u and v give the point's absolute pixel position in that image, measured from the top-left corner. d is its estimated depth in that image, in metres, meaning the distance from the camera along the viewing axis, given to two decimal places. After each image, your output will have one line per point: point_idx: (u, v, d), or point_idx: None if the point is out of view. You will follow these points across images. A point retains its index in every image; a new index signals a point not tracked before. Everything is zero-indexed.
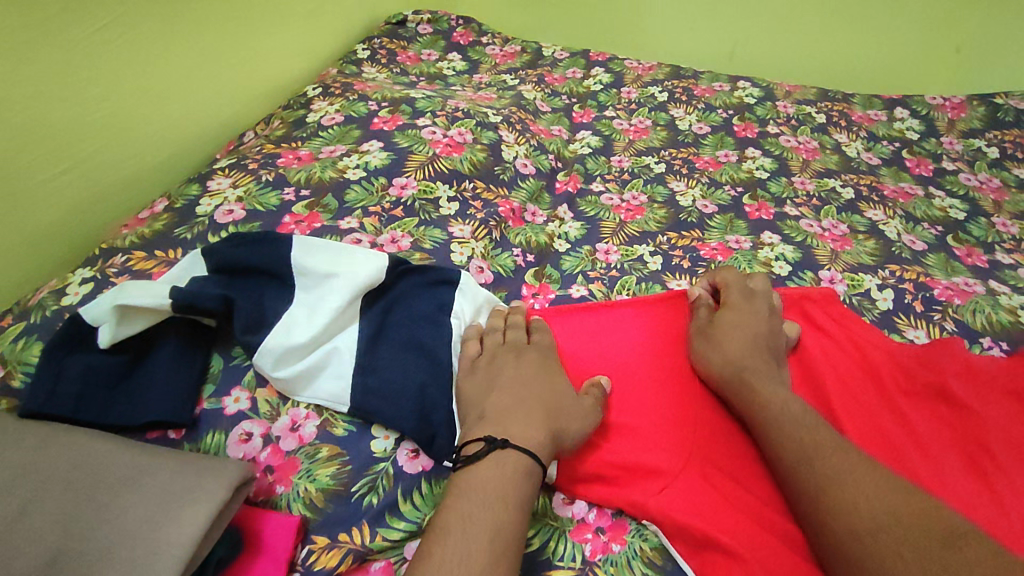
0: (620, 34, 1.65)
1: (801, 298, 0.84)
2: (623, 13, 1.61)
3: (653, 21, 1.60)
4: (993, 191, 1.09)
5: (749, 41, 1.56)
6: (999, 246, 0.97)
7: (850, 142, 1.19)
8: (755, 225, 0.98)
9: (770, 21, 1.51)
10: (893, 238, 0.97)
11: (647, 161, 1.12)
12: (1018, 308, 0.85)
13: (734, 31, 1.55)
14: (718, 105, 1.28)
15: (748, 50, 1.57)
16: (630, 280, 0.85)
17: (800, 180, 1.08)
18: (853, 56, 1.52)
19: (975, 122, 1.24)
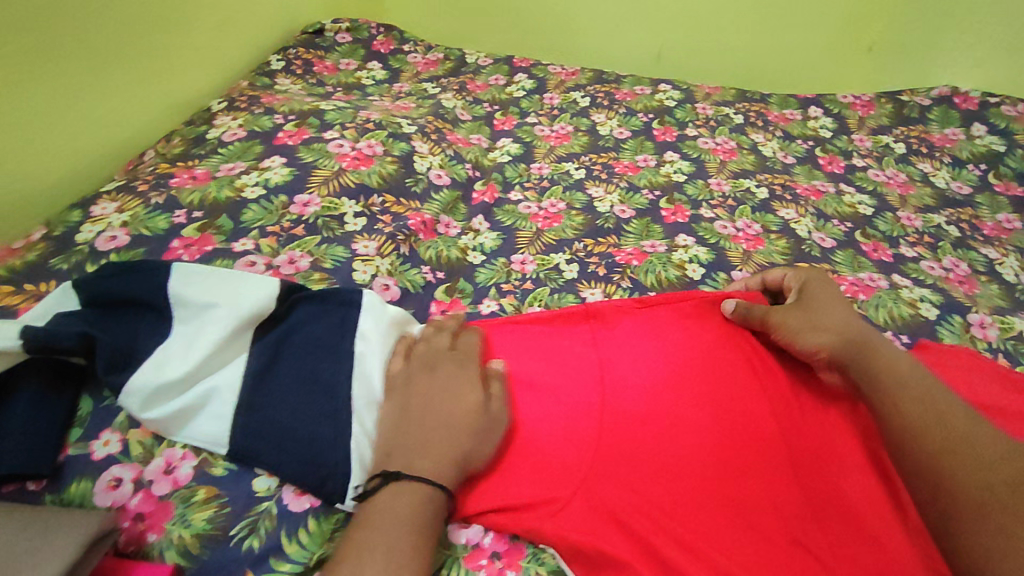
0: (547, 38, 1.64)
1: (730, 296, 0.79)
2: (549, 17, 1.61)
3: (578, 25, 1.60)
4: (900, 185, 1.12)
5: (673, 43, 1.58)
6: (903, 240, 1.00)
7: (766, 142, 1.21)
8: (670, 228, 0.98)
9: (691, 26, 1.54)
10: (804, 236, 0.98)
11: (567, 167, 1.11)
12: (918, 301, 0.87)
13: (657, 35, 1.57)
14: (638, 109, 1.28)
15: (673, 51, 1.59)
16: (543, 291, 0.84)
17: (716, 181, 1.10)
18: (772, 57, 1.55)
19: (883, 119, 1.28)
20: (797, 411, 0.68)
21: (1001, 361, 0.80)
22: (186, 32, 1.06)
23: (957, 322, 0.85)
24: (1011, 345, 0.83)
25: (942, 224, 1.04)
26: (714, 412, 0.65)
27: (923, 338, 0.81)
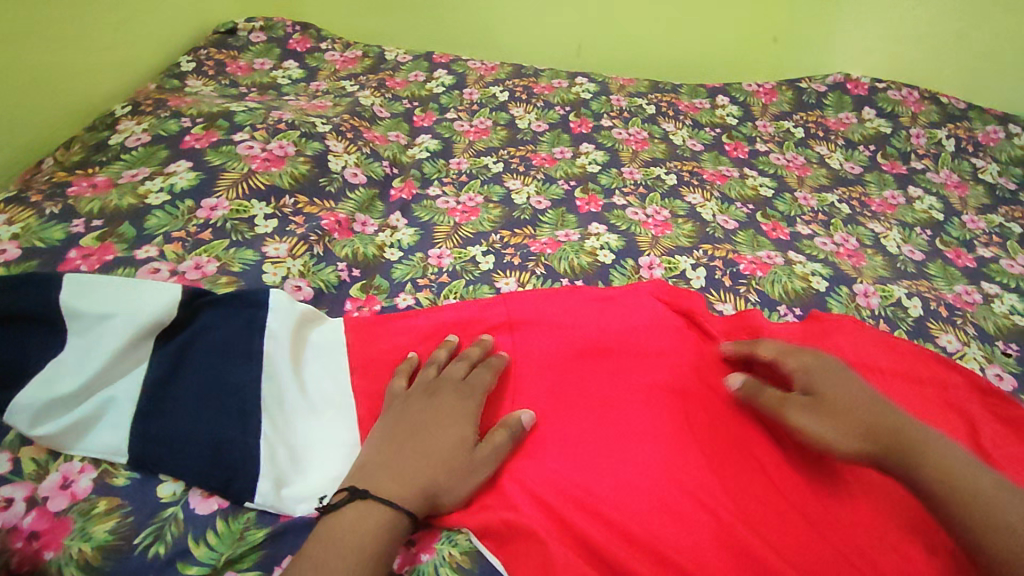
0: (468, 36, 1.67)
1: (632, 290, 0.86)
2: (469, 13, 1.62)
3: (500, 20, 1.62)
4: (798, 167, 1.20)
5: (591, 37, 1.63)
6: (799, 219, 1.06)
7: (677, 131, 1.27)
8: (584, 217, 1.02)
9: (606, 19, 1.59)
10: (709, 219, 1.04)
11: (485, 162, 1.14)
12: (809, 275, 0.93)
13: (577, 29, 1.61)
14: (556, 102, 1.32)
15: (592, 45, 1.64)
16: (457, 284, 0.86)
17: (628, 171, 1.14)
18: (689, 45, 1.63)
19: (785, 105, 1.36)
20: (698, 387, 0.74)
21: (882, 326, 0.87)
22: (82, 32, 1.02)
23: (843, 293, 0.91)
24: (891, 311, 0.89)
25: (835, 202, 1.12)
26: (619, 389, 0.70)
27: (815, 309, 0.87)
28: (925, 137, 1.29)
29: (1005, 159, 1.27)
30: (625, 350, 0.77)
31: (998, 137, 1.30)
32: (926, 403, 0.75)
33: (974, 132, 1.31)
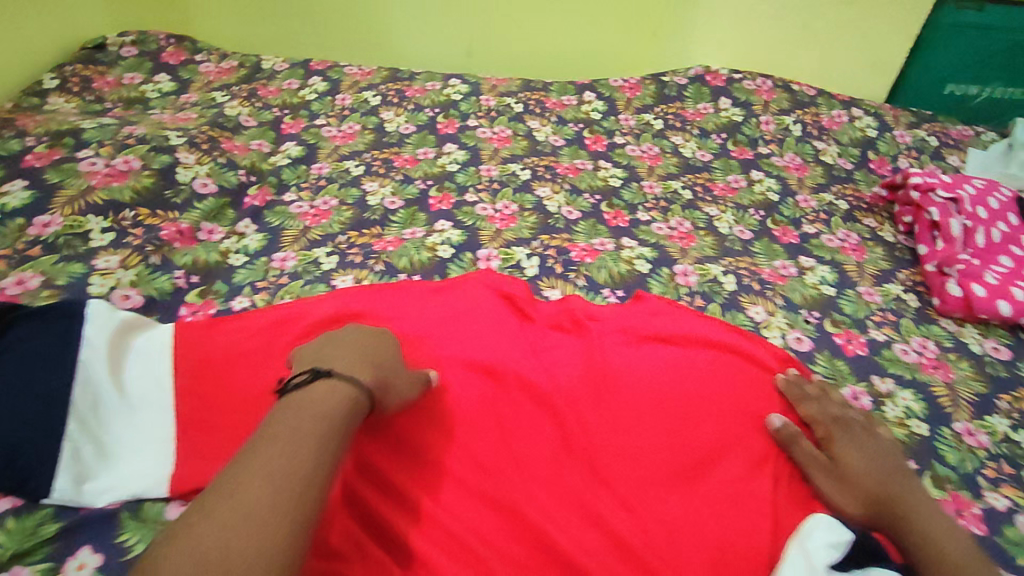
0: (357, 42, 1.70)
1: (463, 280, 0.92)
2: (358, 21, 1.66)
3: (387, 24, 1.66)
4: (651, 158, 1.27)
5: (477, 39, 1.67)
6: (641, 207, 1.14)
7: (541, 127, 1.33)
8: (433, 215, 1.07)
9: (487, 20, 1.63)
10: (553, 211, 1.10)
11: (347, 165, 1.18)
12: (634, 259, 1.00)
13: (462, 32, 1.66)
14: (426, 104, 1.37)
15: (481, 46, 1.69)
16: (295, 284, 0.91)
17: (486, 168, 1.20)
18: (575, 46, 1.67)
19: (647, 98, 1.43)
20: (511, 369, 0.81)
21: (697, 302, 0.94)
22: None
23: (664, 274, 0.98)
24: (708, 287, 0.97)
25: (678, 189, 1.19)
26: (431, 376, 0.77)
27: (636, 289, 0.94)
28: (774, 124, 1.38)
29: (846, 141, 1.36)
30: (450, 338, 0.83)
31: (841, 121, 1.40)
32: (723, 374, 0.82)
33: (819, 117, 1.40)
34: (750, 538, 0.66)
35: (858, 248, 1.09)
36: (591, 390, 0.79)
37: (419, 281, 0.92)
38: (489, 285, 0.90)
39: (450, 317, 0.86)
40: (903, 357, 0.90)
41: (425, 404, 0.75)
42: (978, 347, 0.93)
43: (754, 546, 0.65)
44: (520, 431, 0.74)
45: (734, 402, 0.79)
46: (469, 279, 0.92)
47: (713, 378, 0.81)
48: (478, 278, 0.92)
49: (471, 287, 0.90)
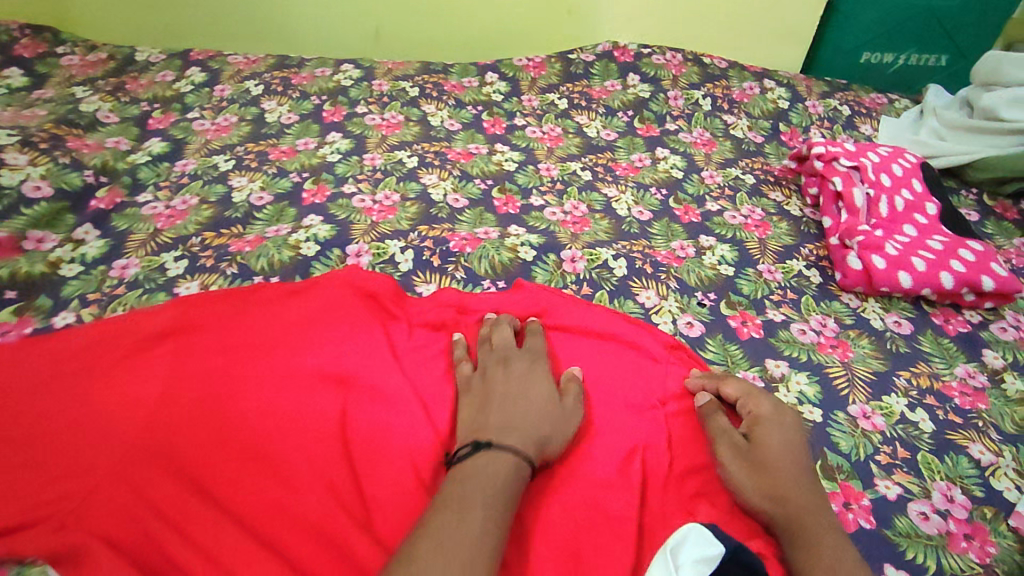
0: (254, 31, 1.56)
1: (321, 279, 0.83)
2: (254, 10, 1.52)
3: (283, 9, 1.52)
4: (551, 139, 1.20)
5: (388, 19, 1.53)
6: (535, 190, 1.06)
7: (436, 112, 1.25)
8: (303, 210, 0.98)
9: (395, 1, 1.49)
10: (438, 200, 1.02)
11: (215, 160, 1.08)
12: (518, 246, 0.93)
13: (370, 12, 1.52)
14: (312, 92, 1.27)
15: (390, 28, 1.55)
16: (131, 295, 0.82)
17: (370, 157, 1.11)
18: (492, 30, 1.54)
19: (552, 78, 1.36)
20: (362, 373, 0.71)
21: (583, 290, 0.87)
22: None
23: (550, 261, 0.91)
24: (596, 273, 0.90)
25: (577, 170, 1.12)
26: (265, 388, 0.68)
27: (516, 278, 0.87)
28: (682, 99, 1.32)
29: (757, 114, 1.31)
30: (300, 341, 0.73)
31: (753, 93, 1.35)
32: (606, 365, 0.75)
33: (729, 90, 1.35)
34: (605, 544, 0.59)
35: (762, 224, 1.04)
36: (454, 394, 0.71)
37: (279, 285, 0.83)
38: (350, 283, 0.81)
39: (300, 316, 0.76)
40: (801, 338, 0.84)
41: (259, 421, 0.65)
42: (880, 322, 0.88)
43: (614, 553, 0.58)
44: (368, 446, 0.65)
45: (616, 394, 0.72)
46: (327, 278, 0.82)
47: (595, 370, 0.74)
48: (339, 275, 0.83)
49: (327, 285, 0.81)
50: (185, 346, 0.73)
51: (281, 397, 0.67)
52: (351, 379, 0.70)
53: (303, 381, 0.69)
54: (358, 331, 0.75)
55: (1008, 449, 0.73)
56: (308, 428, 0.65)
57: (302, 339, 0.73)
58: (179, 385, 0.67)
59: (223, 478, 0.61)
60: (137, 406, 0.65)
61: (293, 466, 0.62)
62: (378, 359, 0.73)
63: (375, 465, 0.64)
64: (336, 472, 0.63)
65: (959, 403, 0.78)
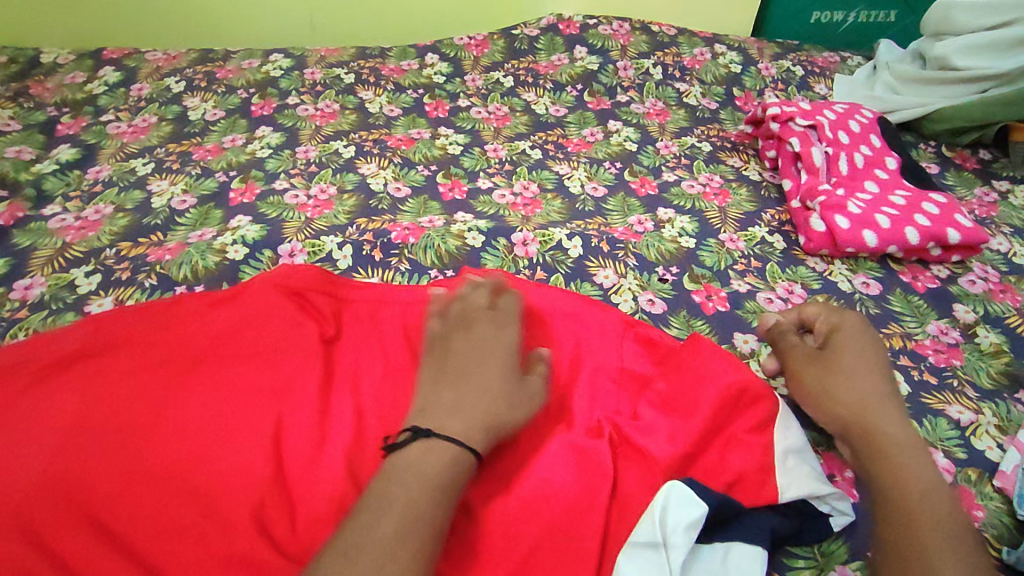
0: (180, 28, 1.45)
1: (246, 282, 0.75)
2: (176, 3, 1.41)
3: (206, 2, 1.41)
4: (498, 119, 1.14)
5: (321, 6, 1.44)
6: (482, 173, 1.00)
7: (374, 98, 1.17)
8: (231, 211, 0.90)
9: None
10: (377, 190, 0.95)
11: (133, 164, 0.99)
12: (466, 232, 0.87)
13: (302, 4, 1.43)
14: (239, 85, 1.18)
15: (325, 16, 1.46)
16: (34, 317, 0.74)
17: (303, 150, 1.03)
18: (434, 10, 1.47)
19: (496, 55, 1.29)
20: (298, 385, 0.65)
21: (537, 275, 0.82)
22: None
23: (501, 245, 0.85)
24: (550, 256, 0.84)
25: (526, 149, 1.06)
26: (187, 411, 0.60)
27: (464, 266, 0.81)
28: (633, 69, 1.27)
29: (710, 79, 1.26)
30: (232, 356, 0.65)
31: (704, 59, 1.30)
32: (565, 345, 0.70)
33: (680, 57, 1.30)
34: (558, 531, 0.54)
35: (721, 192, 0.99)
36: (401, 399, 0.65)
37: (205, 292, 0.73)
38: (278, 283, 0.73)
39: (226, 326, 0.68)
40: (768, 307, 0.80)
41: (181, 447, 0.57)
42: (848, 284, 0.84)
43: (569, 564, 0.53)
44: (306, 464, 0.59)
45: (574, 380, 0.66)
46: (254, 281, 0.74)
47: (552, 349, 0.69)
48: (266, 275, 0.75)
49: (253, 288, 0.73)
50: (89, 366, 0.63)
51: (209, 419, 0.60)
52: (289, 393, 0.64)
53: (233, 400, 0.61)
54: (292, 341, 0.68)
55: (987, 406, 0.70)
56: (240, 451, 0.58)
57: (229, 353, 0.66)
58: (88, 413, 0.58)
59: (138, 517, 0.53)
60: (36, 441, 0.56)
61: (222, 495, 0.55)
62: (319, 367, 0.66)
63: (315, 484, 0.57)
64: (274, 498, 0.56)
65: (934, 362, 0.74)
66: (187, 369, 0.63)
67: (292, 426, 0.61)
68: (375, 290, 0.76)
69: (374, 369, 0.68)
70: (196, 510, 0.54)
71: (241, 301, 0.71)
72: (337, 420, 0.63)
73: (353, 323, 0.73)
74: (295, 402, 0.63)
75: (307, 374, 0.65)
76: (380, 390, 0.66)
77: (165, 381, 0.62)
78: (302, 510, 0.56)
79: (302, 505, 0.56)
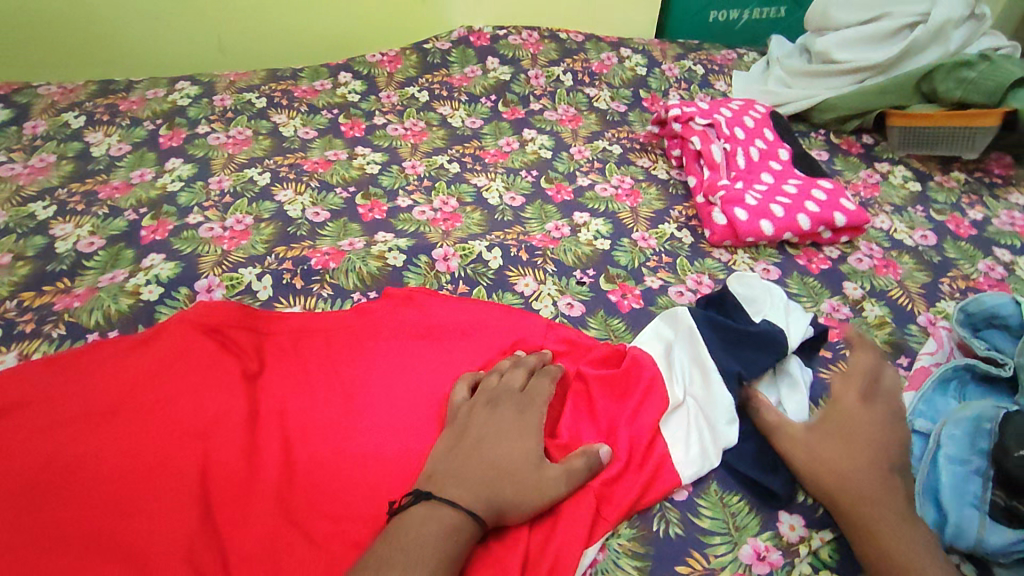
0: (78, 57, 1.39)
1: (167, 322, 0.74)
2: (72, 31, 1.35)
3: (104, 28, 1.36)
4: (415, 135, 1.15)
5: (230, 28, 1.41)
6: (401, 191, 1.01)
7: (288, 121, 1.16)
8: (142, 249, 0.88)
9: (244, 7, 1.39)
10: (295, 216, 0.94)
11: (32, 208, 0.95)
12: (385, 252, 0.88)
13: (208, 28, 1.40)
14: (145, 116, 1.15)
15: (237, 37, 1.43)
16: None
17: (216, 180, 1.01)
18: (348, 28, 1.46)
19: (409, 71, 1.31)
20: (223, 423, 0.64)
21: (459, 289, 0.84)
22: None
23: (422, 262, 0.87)
24: (471, 269, 0.87)
25: (444, 163, 1.08)
26: (110, 462, 0.59)
27: (386, 287, 0.82)
28: (544, 77, 1.31)
29: (618, 83, 1.32)
30: (155, 399, 0.65)
31: (611, 63, 1.35)
32: (491, 361, 0.74)
33: (589, 63, 1.35)
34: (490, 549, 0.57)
35: (632, 193, 1.04)
36: (327, 428, 0.66)
37: (121, 337, 0.73)
38: (200, 321, 0.73)
39: (146, 369, 0.67)
40: (679, 300, 0.85)
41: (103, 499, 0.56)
42: (750, 272, 0.90)
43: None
44: (235, 503, 0.59)
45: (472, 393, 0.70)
46: (175, 320, 0.73)
47: (477, 365, 0.72)
48: (188, 314, 0.74)
49: (171, 328, 0.72)
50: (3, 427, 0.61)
51: (134, 468, 0.59)
52: (214, 432, 0.63)
53: (158, 446, 0.61)
54: (214, 378, 0.67)
55: None
56: (166, 496, 0.57)
57: (152, 396, 0.65)
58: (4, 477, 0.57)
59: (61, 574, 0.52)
60: None
61: (145, 544, 0.54)
62: (243, 403, 0.66)
63: (243, 524, 0.57)
64: (203, 538, 0.56)
65: (828, 338, 0.81)
66: (103, 422, 0.62)
67: (219, 466, 0.61)
68: (301, 320, 0.77)
69: (300, 397, 0.69)
70: (120, 560, 0.53)
71: (161, 343, 0.70)
72: (267, 455, 0.63)
73: (275, 354, 0.73)
74: (222, 440, 0.63)
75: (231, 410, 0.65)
76: (309, 420, 0.67)
77: (84, 437, 0.61)
78: (230, 551, 0.56)
79: (232, 544, 0.56)
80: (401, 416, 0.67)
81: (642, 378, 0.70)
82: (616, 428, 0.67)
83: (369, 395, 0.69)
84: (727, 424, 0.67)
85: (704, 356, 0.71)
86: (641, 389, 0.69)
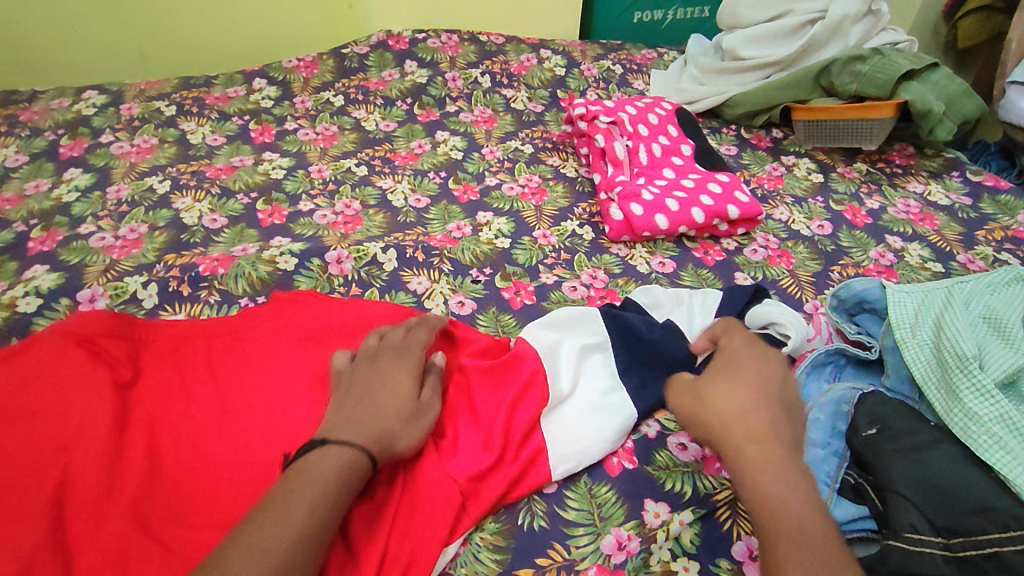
0: None
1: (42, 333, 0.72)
2: None
3: (13, 37, 1.33)
4: (325, 139, 1.15)
5: (146, 35, 1.39)
6: (304, 196, 1.00)
7: (196, 129, 1.15)
8: (27, 261, 0.86)
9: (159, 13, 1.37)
10: (191, 223, 0.93)
11: None
12: (277, 257, 0.87)
13: (122, 36, 1.38)
14: (46, 126, 1.12)
15: (155, 46, 1.41)
16: None
17: (114, 189, 1.00)
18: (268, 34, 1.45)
19: (326, 76, 1.30)
20: (86, 432, 0.62)
21: (351, 291, 0.84)
22: None
23: (315, 266, 0.87)
24: (364, 271, 0.86)
25: (351, 167, 1.07)
26: None
27: (275, 291, 0.82)
28: (461, 79, 1.31)
29: (536, 84, 1.33)
30: (16, 410, 0.63)
31: (530, 65, 1.36)
32: None
33: (508, 64, 1.36)
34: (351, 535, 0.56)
35: (538, 191, 1.05)
36: (196, 436, 0.65)
37: None
38: (74, 330, 0.71)
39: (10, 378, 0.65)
40: (572, 295, 0.86)
41: None
42: (646, 265, 0.91)
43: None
44: (88, 514, 0.57)
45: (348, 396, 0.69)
46: (50, 330, 0.72)
47: None
48: (64, 324, 0.73)
49: (44, 339, 0.70)
50: None
51: None
52: (77, 442, 0.61)
53: (13, 457, 0.59)
54: (82, 387, 0.66)
55: None
56: (12, 508, 0.55)
57: (13, 406, 0.63)
58: None
59: None
60: None
61: None
62: (111, 412, 0.64)
63: (93, 536, 0.55)
64: (47, 550, 0.54)
65: None
66: None
67: (76, 477, 0.59)
68: (184, 328, 0.76)
69: (173, 405, 0.67)
70: None
71: (30, 353, 0.68)
72: (130, 465, 0.61)
73: (153, 363, 0.72)
74: (83, 450, 0.61)
75: (95, 420, 0.63)
76: (178, 428, 0.65)
77: None
78: (76, 563, 0.54)
79: (79, 557, 0.54)
80: (274, 421, 0.66)
81: (523, 372, 0.68)
82: (492, 420, 0.65)
83: (244, 401, 0.68)
84: (607, 425, 0.67)
85: (587, 361, 0.71)
86: (519, 382, 0.67)
